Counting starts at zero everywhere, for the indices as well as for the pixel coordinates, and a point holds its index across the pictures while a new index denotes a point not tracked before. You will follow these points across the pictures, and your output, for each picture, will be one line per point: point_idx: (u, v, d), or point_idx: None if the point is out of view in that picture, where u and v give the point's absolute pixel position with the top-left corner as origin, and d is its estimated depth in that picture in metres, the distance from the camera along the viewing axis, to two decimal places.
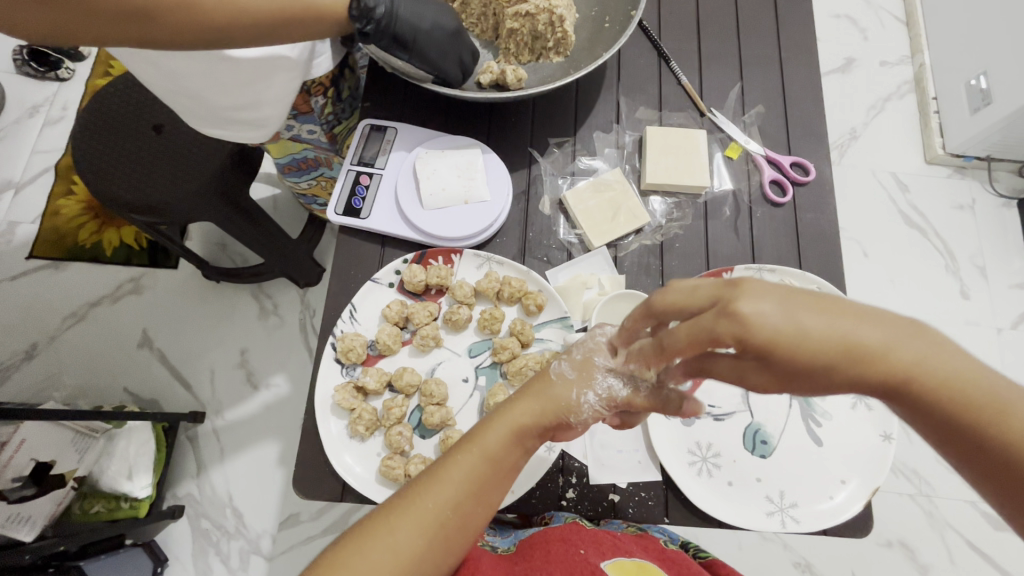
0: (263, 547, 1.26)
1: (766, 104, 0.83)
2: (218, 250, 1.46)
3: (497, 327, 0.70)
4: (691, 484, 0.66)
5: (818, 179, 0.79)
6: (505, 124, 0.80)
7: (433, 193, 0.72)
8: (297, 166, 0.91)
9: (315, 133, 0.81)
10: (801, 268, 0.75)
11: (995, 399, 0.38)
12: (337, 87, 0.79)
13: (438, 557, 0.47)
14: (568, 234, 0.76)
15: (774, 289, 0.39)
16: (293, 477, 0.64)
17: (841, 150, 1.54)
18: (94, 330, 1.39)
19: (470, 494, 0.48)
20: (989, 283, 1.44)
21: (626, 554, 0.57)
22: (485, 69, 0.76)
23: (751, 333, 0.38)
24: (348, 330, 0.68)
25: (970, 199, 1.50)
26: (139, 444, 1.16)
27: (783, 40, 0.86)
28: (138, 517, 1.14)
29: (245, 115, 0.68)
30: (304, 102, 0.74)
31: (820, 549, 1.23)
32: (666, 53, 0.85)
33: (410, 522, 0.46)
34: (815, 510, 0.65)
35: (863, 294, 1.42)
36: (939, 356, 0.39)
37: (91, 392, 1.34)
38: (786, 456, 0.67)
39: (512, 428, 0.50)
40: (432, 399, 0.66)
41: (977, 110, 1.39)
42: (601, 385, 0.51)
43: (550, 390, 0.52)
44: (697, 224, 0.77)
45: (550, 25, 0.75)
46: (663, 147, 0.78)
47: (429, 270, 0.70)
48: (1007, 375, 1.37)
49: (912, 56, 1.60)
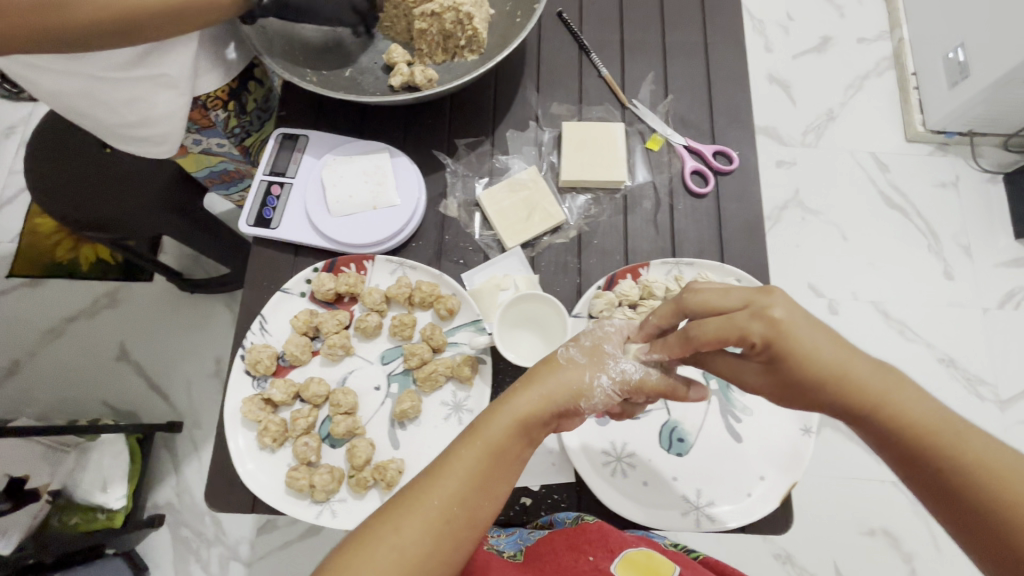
0: (242, 553, 1.28)
1: (703, 92, 0.81)
2: (192, 262, 1.48)
3: (408, 333, 0.69)
4: (604, 485, 0.64)
5: (742, 167, 0.77)
6: (422, 126, 0.79)
7: (340, 201, 0.72)
8: (220, 178, 0.94)
9: (224, 146, 0.83)
10: (724, 261, 0.73)
11: (962, 440, 0.45)
12: (240, 100, 0.78)
13: (447, 549, 0.47)
14: (484, 235, 0.75)
15: (796, 311, 0.48)
16: (208, 489, 0.64)
17: (818, 131, 1.50)
18: (73, 345, 1.42)
19: (472, 486, 0.49)
20: (974, 263, 1.41)
21: (633, 545, 0.54)
22: (396, 72, 0.75)
23: (779, 333, 0.48)
24: (258, 342, 0.68)
25: (953, 175, 1.46)
26: (113, 455, 1.20)
27: (725, 24, 0.84)
28: (115, 527, 1.17)
29: (142, 132, 0.69)
30: (201, 116, 0.75)
31: (802, 541, 1.21)
32: (586, 46, 0.83)
33: (415, 518, 0.47)
34: (728, 511, 0.64)
35: (842, 279, 1.39)
36: (910, 399, 0.47)
37: (71, 405, 1.37)
38: (701, 454, 0.66)
39: (519, 415, 0.52)
40: (340, 409, 0.65)
41: (955, 84, 1.38)
42: (614, 370, 0.56)
43: (562, 375, 0.55)
44: (615, 219, 0.75)
45: (458, 23, 0.75)
46: (579, 141, 0.76)
47: (339, 277, 0.70)
48: (994, 357, 1.34)
49: (890, 32, 1.56)
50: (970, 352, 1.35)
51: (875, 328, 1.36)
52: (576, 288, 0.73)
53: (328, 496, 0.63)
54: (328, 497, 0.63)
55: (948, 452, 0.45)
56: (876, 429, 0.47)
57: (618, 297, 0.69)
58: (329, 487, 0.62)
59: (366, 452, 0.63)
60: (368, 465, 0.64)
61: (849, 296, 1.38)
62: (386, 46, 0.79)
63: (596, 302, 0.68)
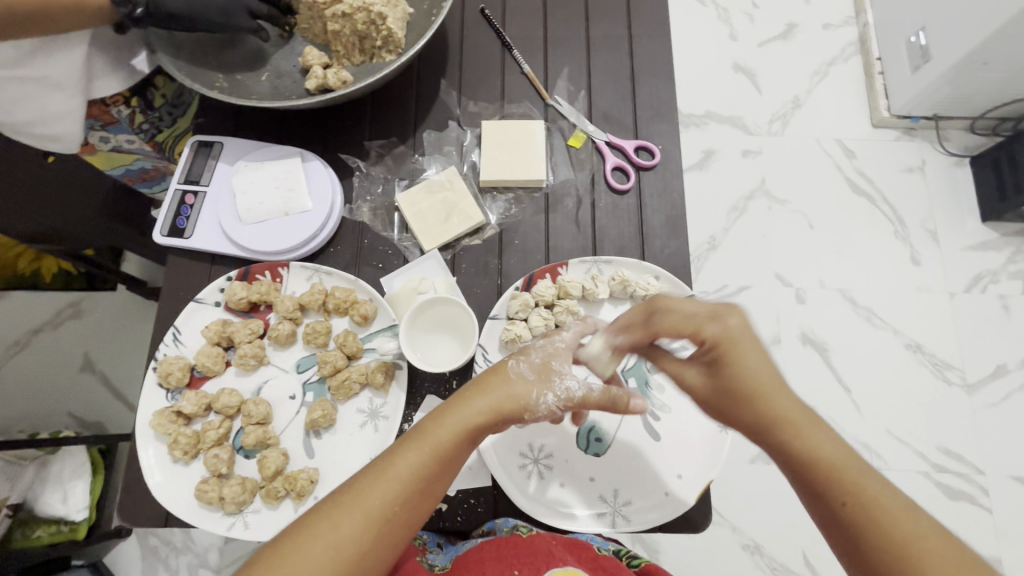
0: (211, 559, 1.27)
1: (636, 87, 0.80)
2: (158, 271, 1.40)
3: (322, 341, 0.68)
4: (521, 487, 0.64)
5: (664, 162, 0.76)
6: (341, 129, 0.78)
7: (252, 208, 0.71)
8: (139, 173, 1.01)
9: (134, 143, 0.90)
10: (645, 258, 0.72)
11: (863, 480, 0.45)
12: (145, 95, 0.83)
13: (380, 551, 0.46)
14: (403, 238, 0.74)
15: (750, 329, 0.50)
16: (125, 503, 0.64)
17: (784, 119, 1.47)
18: (35, 359, 1.39)
19: (416, 486, 0.48)
20: (941, 247, 1.40)
21: (559, 564, 0.53)
22: (309, 75, 0.73)
23: (727, 340, 0.49)
24: (171, 353, 0.67)
25: (919, 160, 1.45)
26: (74, 467, 1.14)
27: (661, 15, 0.82)
28: (80, 539, 1.11)
29: (46, 129, 0.77)
30: (103, 112, 0.82)
31: (770, 532, 1.21)
32: (510, 42, 0.81)
33: (353, 514, 0.46)
34: (647, 511, 0.63)
35: (808, 268, 1.38)
36: (823, 437, 0.47)
37: (32, 419, 1.33)
38: (620, 454, 0.65)
39: (464, 424, 0.50)
40: (252, 419, 0.64)
41: (918, 67, 1.36)
42: (560, 387, 0.53)
43: (508, 388, 0.52)
44: (536, 218, 0.74)
45: (371, 23, 0.74)
46: (499, 140, 0.76)
47: (252, 286, 0.68)
48: (961, 341, 1.34)
49: (856, 16, 1.54)
50: (936, 337, 1.34)
51: (841, 316, 1.36)
52: (497, 290, 0.72)
53: (239, 508, 0.62)
54: (240, 509, 0.62)
55: (846, 491, 0.45)
56: (787, 457, 0.47)
57: (534, 298, 0.68)
58: (239, 499, 0.61)
59: (280, 461, 0.63)
60: (280, 475, 0.63)
61: (816, 285, 1.37)
62: (303, 48, 0.78)
63: (512, 303, 0.68)
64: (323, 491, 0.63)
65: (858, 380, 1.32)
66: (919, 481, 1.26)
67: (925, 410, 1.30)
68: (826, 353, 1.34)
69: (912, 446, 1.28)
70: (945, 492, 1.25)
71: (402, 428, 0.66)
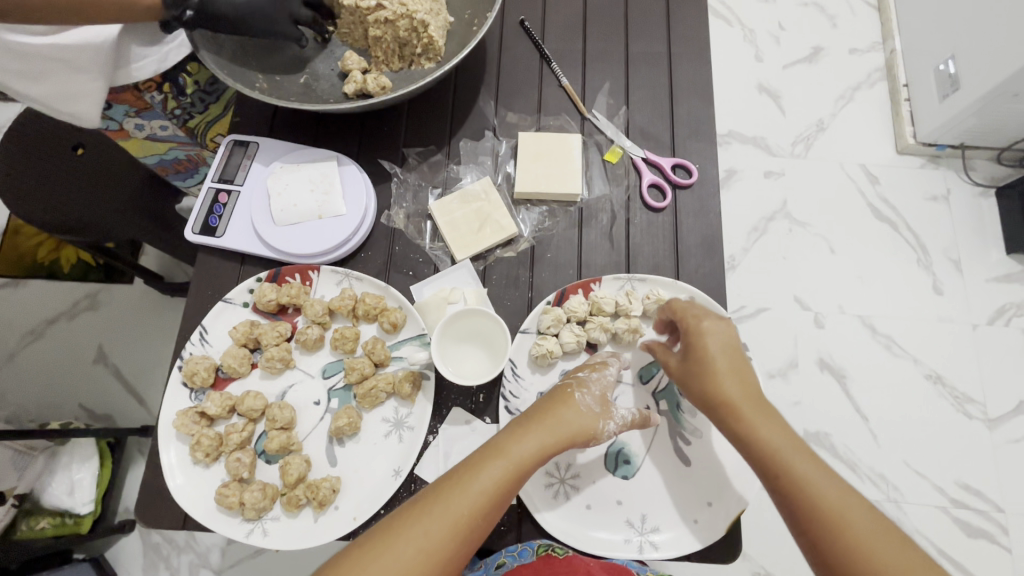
0: (212, 560, 1.24)
1: (670, 104, 0.79)
2: (174, 266, 1.39)
3: (350, 347, 0.67)
4: (546, 507, 0.62)
5: (700, 181, 0.75)
6: (376, 135, 0.78)
7: (285, 209, 0.71)
8: (175, 166, 1.03)
9: (168, 129, 0.91)
10: (679, 278, 0.71)
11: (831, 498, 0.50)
12: (176, 82, 0.84)
13: (459, 555, 0.49)
14: (434, 246, 0.73)
15: (725, 333, 0.59)
16: (141, 502, 0.63)
17: (807, 143, 1.46)
18: (51, 348, 1.40)
19: (496, 497, 0.51)
20: (964, 278, 1.37)
21: None
22: (348, 79, 0.73)
23: (700, 334, 0.59)
24: (197, 352, 0.67)
25: (944, 189, 1.43)
26: (81, 459, 1.12)
27: (696, 34, 0.82)
28: (82, 533, 1.11)
29: (65, 108, 0.78)
30: (136, 98, 0.83)
31: (782, 560, 1.18)
32: (548, 54, 0.81)
33: (438, 518, 0.49)
34: (673, 536, 0.61)
35: (828, 292, 1.36)
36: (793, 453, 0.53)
37: (45, 409, 1.35)
38: (648, 477, 0.64)
39: (542, 444, 0.55)
40: (275, 423, 0.63)
41: (946, 96, 1.34)
42: (619, 416, 0.61)
43: (578, 417, 0.58)
44: (569, 232, 0.73)
45: (412, 31, 0.73)
46: (534, 152, 0.75)
47: (281, 288, 0.68)
48: (984, 374, 1.31)
49: (882, 42, 1.54)
50: (958, 368, 1.32)
51: (861, 343, 1.33)
52: (528, 303, 0.71)
53: (259, 515, 0.61)
54: (259, 515, 0.61)
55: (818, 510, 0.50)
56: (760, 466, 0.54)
57: (566, 314, 0.67)
58: (259, 505, 0.60)
59: (301, 469, 0.62)
60: (301, 483, 0.62)
61: (835, 309, 1.35)
62: (342, 52, 0.78)
63: (544, 318, 0.66)
64: (344, 500, 0.62)
65: (878, 409, 1.29)
66: (936, 516, 1.23)
67: (944, 443, 1.27)
68: (844, 380, 1.31)
69: (931, 480, 1.25)
70: (963, 529, 1.21)
71: (426, 440, 0.64)
